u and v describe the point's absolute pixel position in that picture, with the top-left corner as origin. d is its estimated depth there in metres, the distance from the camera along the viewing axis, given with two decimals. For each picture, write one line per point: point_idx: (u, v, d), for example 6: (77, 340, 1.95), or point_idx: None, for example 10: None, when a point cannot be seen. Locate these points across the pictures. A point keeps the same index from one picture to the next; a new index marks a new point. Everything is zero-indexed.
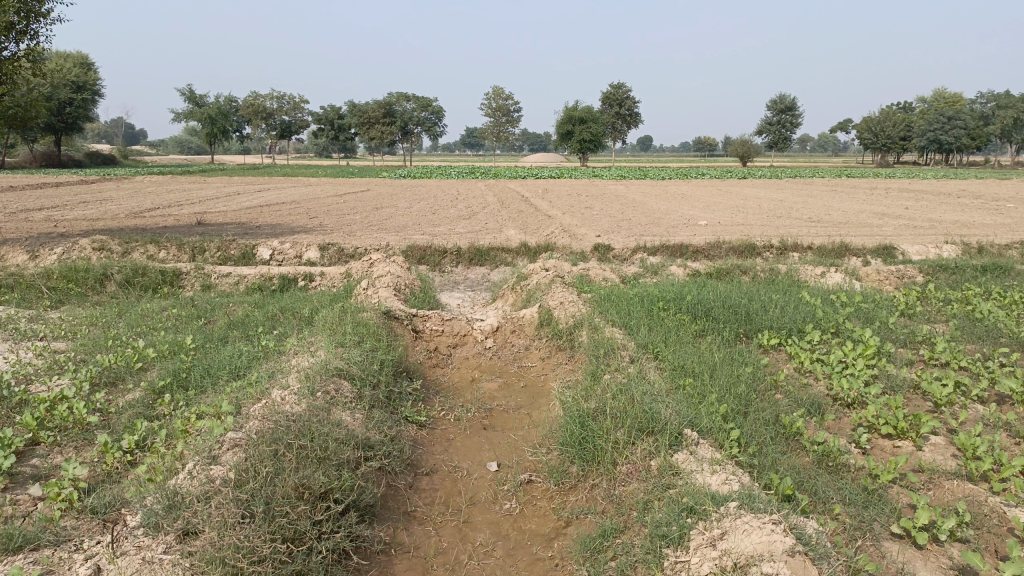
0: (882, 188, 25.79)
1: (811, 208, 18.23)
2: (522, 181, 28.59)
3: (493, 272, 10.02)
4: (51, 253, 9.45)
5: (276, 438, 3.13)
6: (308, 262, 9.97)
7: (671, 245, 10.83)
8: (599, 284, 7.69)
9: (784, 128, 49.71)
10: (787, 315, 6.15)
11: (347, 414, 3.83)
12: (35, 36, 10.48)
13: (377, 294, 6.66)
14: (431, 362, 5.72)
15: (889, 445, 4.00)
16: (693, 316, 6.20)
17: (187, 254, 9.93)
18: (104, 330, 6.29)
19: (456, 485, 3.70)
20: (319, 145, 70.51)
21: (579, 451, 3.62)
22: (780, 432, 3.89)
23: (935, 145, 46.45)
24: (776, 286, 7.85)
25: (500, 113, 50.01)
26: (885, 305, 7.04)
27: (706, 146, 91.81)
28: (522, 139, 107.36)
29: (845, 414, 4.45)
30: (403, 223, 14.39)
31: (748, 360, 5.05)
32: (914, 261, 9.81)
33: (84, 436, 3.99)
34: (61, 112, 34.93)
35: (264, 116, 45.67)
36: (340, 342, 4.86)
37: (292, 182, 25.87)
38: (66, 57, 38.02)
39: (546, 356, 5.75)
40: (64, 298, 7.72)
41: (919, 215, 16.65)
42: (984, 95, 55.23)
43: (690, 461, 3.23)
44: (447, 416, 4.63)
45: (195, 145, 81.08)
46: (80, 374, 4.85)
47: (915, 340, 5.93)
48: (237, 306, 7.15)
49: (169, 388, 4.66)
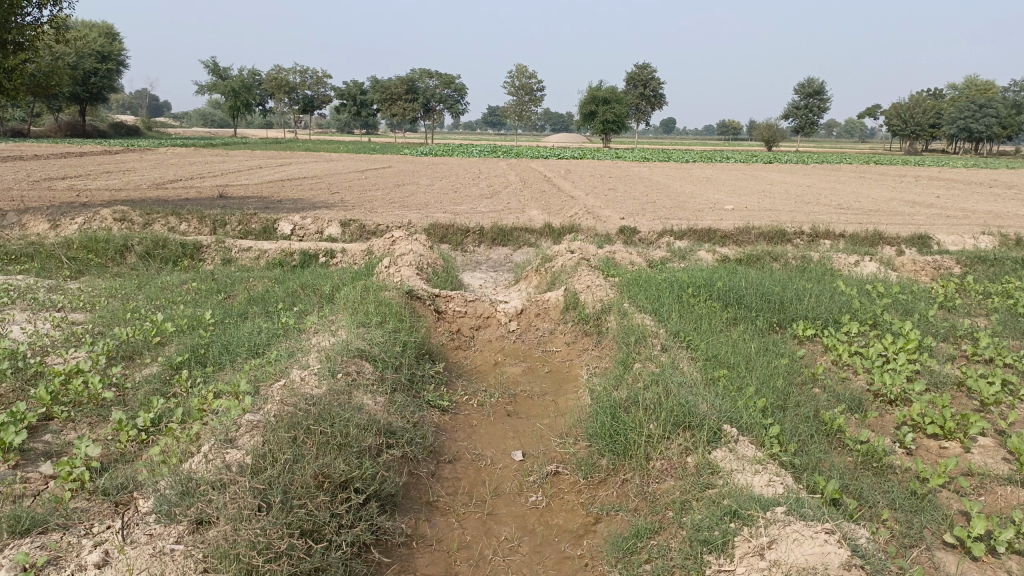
0: (912, 176, 25.22)
1: (839, 195, 17.85)
2: (544, 161, 28.30)
3: (516, 252, 9.84)
4: (72, 222, 9.38)
5: (296, 423, 3.00)
6: (328, 238, 9.84)
7: (698, 229, 10.59)
8: (626, 267, 7.50)
9: (811, 113, 48.79)
10: (823, 306, 5.93)
11: (368, 398, 3.69)
12: (59, 3, 10.37)
13: (399, 272, 6.51)
14: (453, 344, 5.57)
15: (935, 446, 3.81)
16: (724, 303, 5.99)
17: (208, 227, 9.83)
18: (122, 302, 6.19)
19: (480, 474, 3.55)
20: (342, 121, 70.48)
21: (610, 444, 3.45)
22: (820, 429, 3.70)
23: (966, 134, 45.46)
24: (808, 274, 7.61)
25: (523, 92, 49.56)
26: (924, 297, 6.79)
27: (731, 130, 90.59)
28: (545, 119, 106.87)
29: (887, 411, 4.24)
30: (425, 200, 14.22)
31: (784, 351, 4.85)
32: (950, 251, 9.50)
33: (98, 412, 3.88)
34: (87, 82, 34.97)
35: (286, 90, 45.54)
36: (361, 322, 4.71)
37: (314, 157, 25.73)
38: (91, 27, 38.03)
39: (571, 342, 5.58)
40: (84, 269, 7.64)
41: (952, 204, 16.23)
42: (1018, 83, 53.87)
43: (730, 460, 3.06)
44: (471, 401, 4.48)
45: (218, 119, 81.17)
46: (97, 348, 4.74)
47: (957, 335, 5.69)
48: (257, 281, 7.03)
49: (186, 364, 4.54)
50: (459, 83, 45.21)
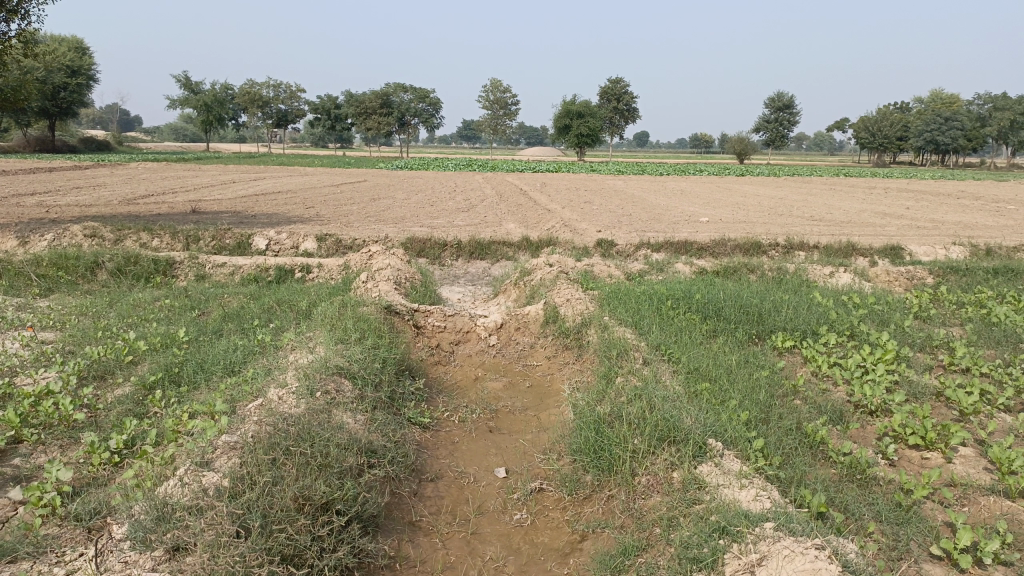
0: (882, 187, 25.63)
1: (812, 206, 18.06)
2: (519, 175, 28.36)
3: (494, 266, 9.80)
4: (41, 239, 9.20)
5: (276, 443, 2.93)
6: (304, 253, 9.74)
7: (675, 241, 10.63)
8: (605, 280, 7.49)
9: (782, 125, 49.47)
10: (802, 317, 5.95)
11: (348, 417, 3.62)
12: (28, 16, 10.21)
13: (377, 287, 6.44)
14: (432, 359, 5.52)
15: (917, 457, 3.82)
16: (703, 316, 5.99)
17: (181, 243, 9.69)
18: (93, 320, 6.06)
19: (463, 493, 3.49)
20: (316, 135, 70.22)
21: (594, 459, 3.42)
22: (803, 441, 3.70)
23: (933, 146, 46.33)
24: (785, 285, 7.66)
25: (498, 106, 49.73)
26: (899, 307, 6.86)
27: (703, 143, 91.56)
28: (520, 133, 107.38)
29: (868, 422, 4.26)
30: (401, 214, 14.16)
31: (764, 363, 4.85)
32: (922, 262, 9.64)
33: (69, 435, 3.78)
34: (56, 97, 34.51)
35: (259, 104, 45.27)
36: (340, 339, 4.64)
37: (288, 171, 25.57)
38: (60, 41, 37.57)
39: (552, 355, 5.55)
40: (54, 286, 7.48)
41: (922, 215, 16.49)
42: (981, 96, 55.11)
43: (716, 475, 3.04)
44: (452, 417, 4.43)
45: (190, 133, 80.47)
46: (67, 367, 4.63)
47: (933, 344, 5.75)
48: (232, 298, 6.93)
49: (160, 384, 4.44)
50: (433, 97, 45.26)
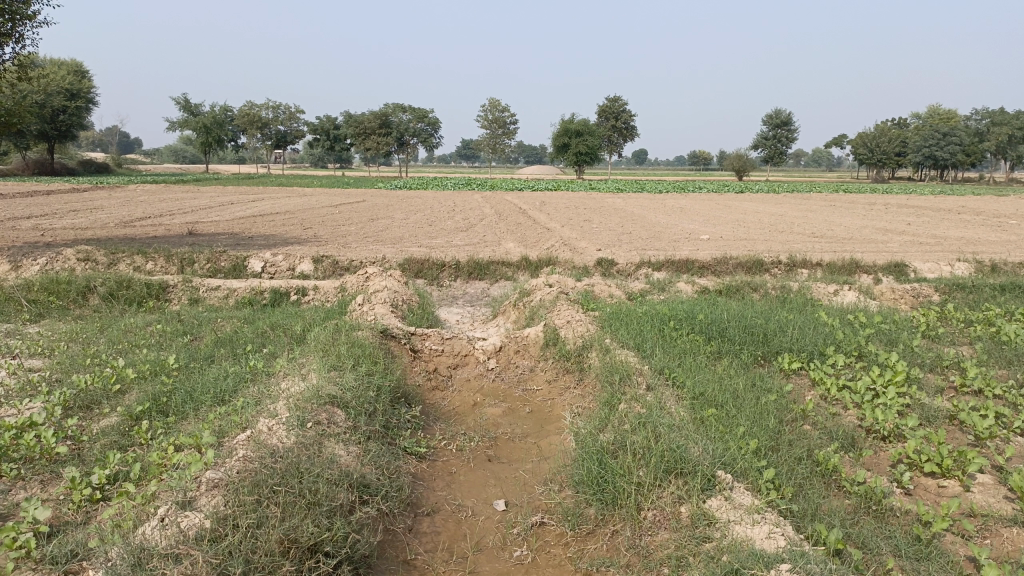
0: (882, 203, 25.57)
1: (812, 223, 17.96)
2: (518, 193, 28.39)
3: (493, 286, 9.67)
4: (34, 263, 9.07)
5: (261, 480, 2.78)
6: (300, 275, 9.60)
7: (677, 260, 10.50)
8: (605, 300, 7.39)
9: (779, 143, 49.51)
10: (808, 338, 5.80)
11: (340, 449, 3.47)
12: (22, 39, 10.16)
13: (372, 310, 6.30)
14: (430, 385, 5.37)
15: (933, 485, 3.67)
16: (706, 337, 5.84)
17: (175, 265, 9.56)
18: (83, 346, 5.93)
19: (461, 528, 3.33)
20: (315, 156, 70.55)
21: (598, 492, 3.26)
22: (815, 469, 3.55)
23: (931, 161, 46.29)
24: (789, 304, 7.53)
25: (497, 125, 49.87)
26: (906, 326, 6.73)
27: (703, 159, 91.69)
28: (519, 151, 108.26)
29: (881, 448, 4.11)
30: (399, 234, 14.06)
31: (771, 387, 4.70)
32: (926, 279, 9.52)
33: (51, 469, 3.61)
34: (55, 120, 34.60)
35: (259, 125, 45.41)
36: (333, 365, 4.49)
37: (287, 192, 25.46)
38: (59, 64, 37.71)
39: (552, 379, 5.40)
40: (45, 311, 7.34)
41: (924, 231, 16.39)
42: (977, 112, 55.33)
43: (727, 510, 2.90)
44: (449, 446, 4.28)
45: (191, 154, 80.96)
46: (53, 398, 4.49)
47: (943, 365, 5.61)
48: (225, 322, 6.80)
49: (147, 414, 4.30)
50: (432, 118, 45.47)
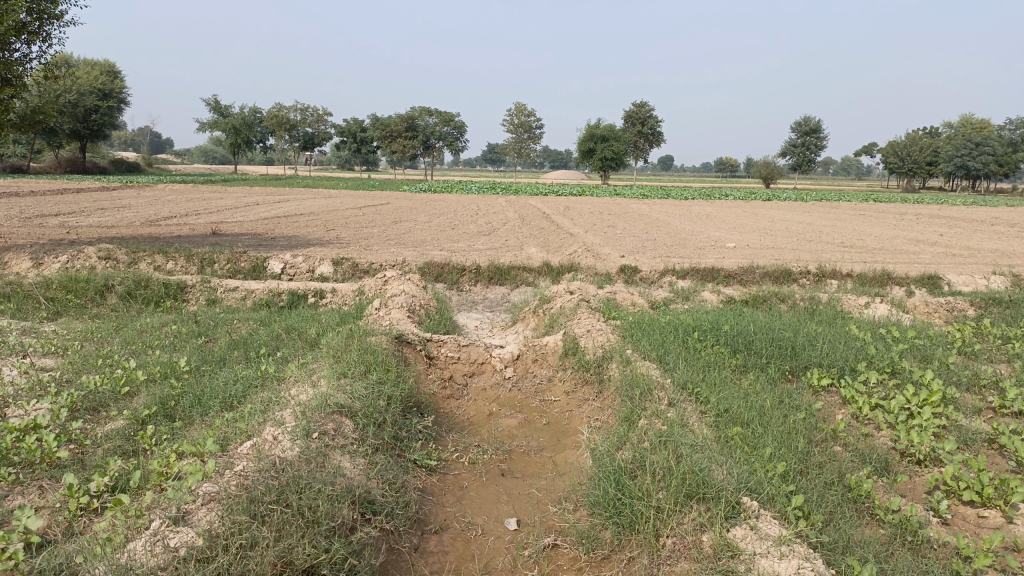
0: (913, 213, 25.07)
1: (841, 233, 17.62)
2: (543, 198, 28.22)
3: (513, 292, 9.51)
4: (55, 261, 9.07)
5: (257, 496, 2.66)
6: (319, 277, 9.51)
7: (702, 268, 10.27)
8: (627, 309, 7.20)
9: (808, 151, 48.90)
10: (838, 353, 5.57)
11: (346, 462, 3.33)
12: (49, 38, 10.19)
13: (388, 315, 6.17)
14: (444, 394, 5.22)
15: (972, 515, 3.44)
16: (732, 349, 5.64)
17: (195, 266, 9.51)
18: (96, 346, 5.85)
19: (469, 547, 3.18)
20: (342, 158, 70.97)
21: (614, 515, 3.09)
22: (846, 496, 3.36)
23: (964, 171, 45.45)
24: (818, 317, 7.30)
25: (523, 130, 49.75)
26: (941, 342, 6.46)
27: (730, 166, 90.83)
28: (544, 156, 108.27)
29: (916, 472, 3.89)
30: (421, 238, 13.96)
31: (799, 404, 4.50)
32: (961, 292, 9.21)
33: (50, 474, 3.51)
34: (88, 119, 35.05)
35: (287, 127, 45.68)
36: (343, 373, 4.36)
37: (312, 193, 25.58)
38: (93, 65, 38.17)
39: (571, 390, 5.22)
40: (62, 310, 7.31)
41: (957, 242, 16.00)
42: (1012, 122, 54.23)
43: (752, 542, 2.72)
44: (461, 459, 4.12)
45: (220, 155, 81.81)
46: (60, 399, 4.40)
47: (980, 383, 5.36)
48: (241, 324, 6.70)
49: (154, 419, 4.19)
50: (459, 121, 45.46)
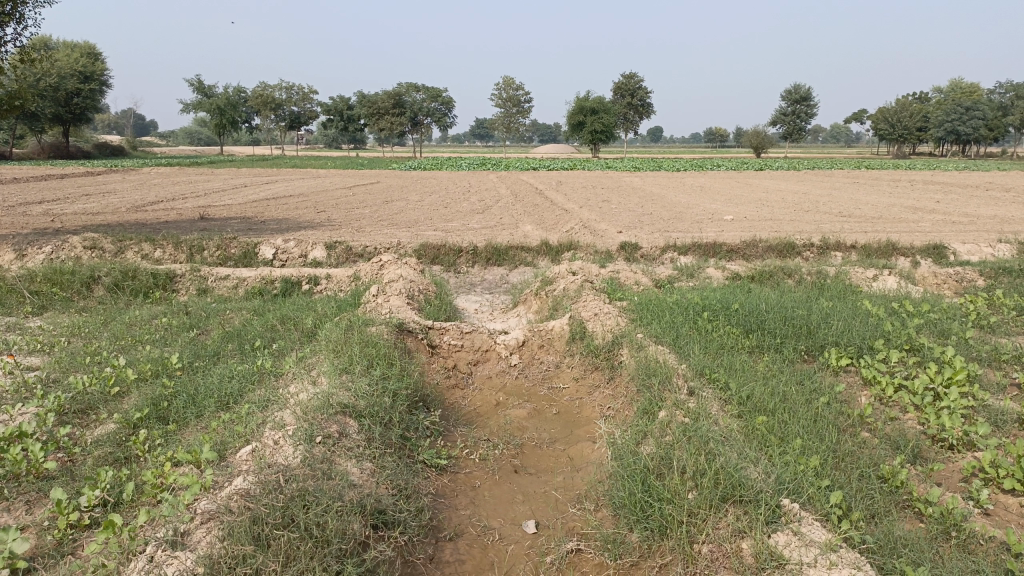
0: (907, 180, 24.87)
1: (838, 202, 17.41)
2: (534, 173, 27.85)
3: (512, 272, 9.29)
4: (39, 251, 8.79)
5: (261, 516, 2.50)
6: (313, 262, 9.26)
7: (703, 243, 10.05)
8: (632, 289, 6.99)
9: (799, 119, 48.57)
10: (855, 331, 5.37)
11: (353, 468, 3.14)
12: (23, 19, 9.78)
13: (387, 303, 5.94)
14: (449, 384, 5.02)
15: (1015, 504, 3.27)
16: (745, 329, 5.45)
17: (184, 253, 9.23)
18: (84, 342, 5.60)
19: (487, 554, 2.99)
20: (330, 137, 70.25)
21: (643, 519, 2.91)
22: (882, 488, 3.17)
23: (954, 136, 45.24)
24: (827, 292, 7.11)
25: (512, 104, 49.20)
26: (956, 315, 6.28)
27: (720, 135, 90.08)
28: (532, 131, 107.68)
29: (949, 458, 3.73)
30: (414, 217, 13.68)
31: (822, 388, 4.31)
32: (969, 262, 9.03)
33: (38, 488, 3.30)
34: (69, 103, 34.37)
35: (272, 106, 45.00)
36: (345, 369, 4.15)
37: (300, 174, 25.22)
38: (73, 47, 37.41)
39: (579, 377, 5.03)
40: (48, 304, 7.05)
41: (955, 209, 15.82)
42: (1002, 85, 53.99)
43: (795, 548, 2.54)
44: (471, 455, 3.92)
45: (204, 136, 80.74)
46: (46, 403, 4.17)
47: (1002, 359, 5.18)
48: (234, 314, 6.47)
49: (146, 422, 3.97)
50: (446, 97, 44.90)
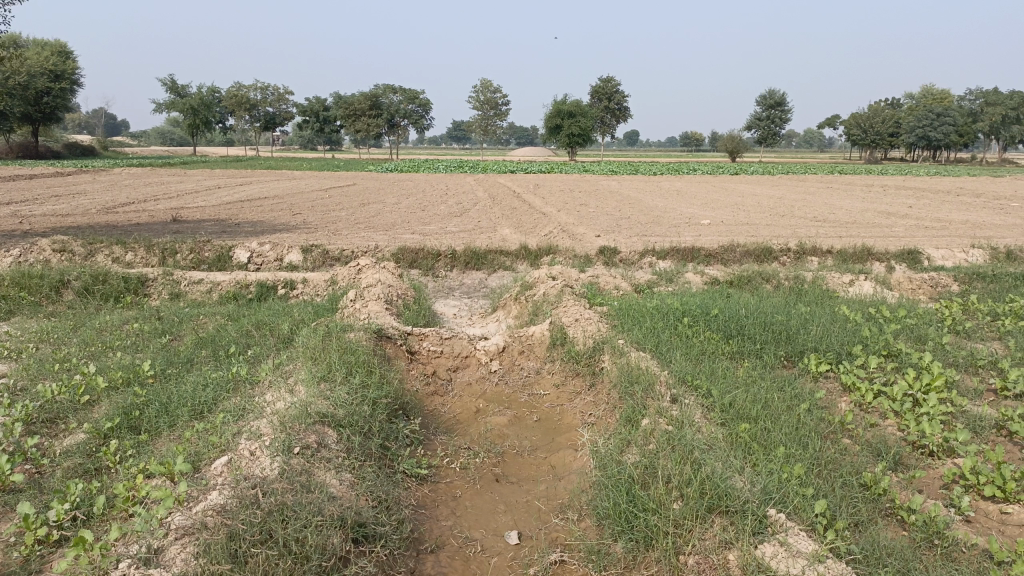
0: (879, 184, 25.18)
1: (813, 207, 17.57)
2: (510, 176, 27.81)
3: (491, 277, 9.23)
4: (7, 254, 8.58)
5: (238, 532, 2.45)
6: (289, 266, 9.14)
7: (682, 248, 10.07)
8: (611, 294, 6.97)
9: (773, 124, 49.07)
10: (834, 336, 5.39)
11: (331, 479, 3.07)
12: None
13: (365, 308, 5.86)
14: (429, 391, 4.96)
15: (995, 511, 3.28)
16: (724, 335, 5.45)
17: (156, 257, 9.06)
18: (53, 349, 5.46)
19: (469, 566, 2.94)
20: (305, 137, 69.67)
21: (627, 530, 2.87)
22: (865, 495, 3.17)
23: (924, 141, 45.95)
24: (805, 297, 7.14)
25: (489, 106, 49.16)
26: (931, 321, 6.34)
27: (695, 139, 90.75)
28: (509, 134, 107.70)
29: (929, 464, 3.74)
30: (391, 220, 13.57)
31: (803, 394, 4.31)
32: (942, 267, 9.14)
33: (3, 501, 3.19)
34: (38, 102, 33.73)
35: (247, 107, 44.53)
36: (323, 377, 4.07)
37: (276, 176, 24.93)
38: (43, 45, 36.76)
39: (560, 384, 4.99)
40: (15, 308, 6.88)
41: (926, 214, 16.05)
42: (970, 92, 54.98)
43: (782, 559, 2.53)
44: (452, 464, 3.87)
45: (178, 136, 79.75)
46: (13, 412, 4.05)
47: (978, 364, 5.23)
48: (208, 319, 6.35)
49: (117, 431, 3.86)
50: (423, 99, 44.74)
